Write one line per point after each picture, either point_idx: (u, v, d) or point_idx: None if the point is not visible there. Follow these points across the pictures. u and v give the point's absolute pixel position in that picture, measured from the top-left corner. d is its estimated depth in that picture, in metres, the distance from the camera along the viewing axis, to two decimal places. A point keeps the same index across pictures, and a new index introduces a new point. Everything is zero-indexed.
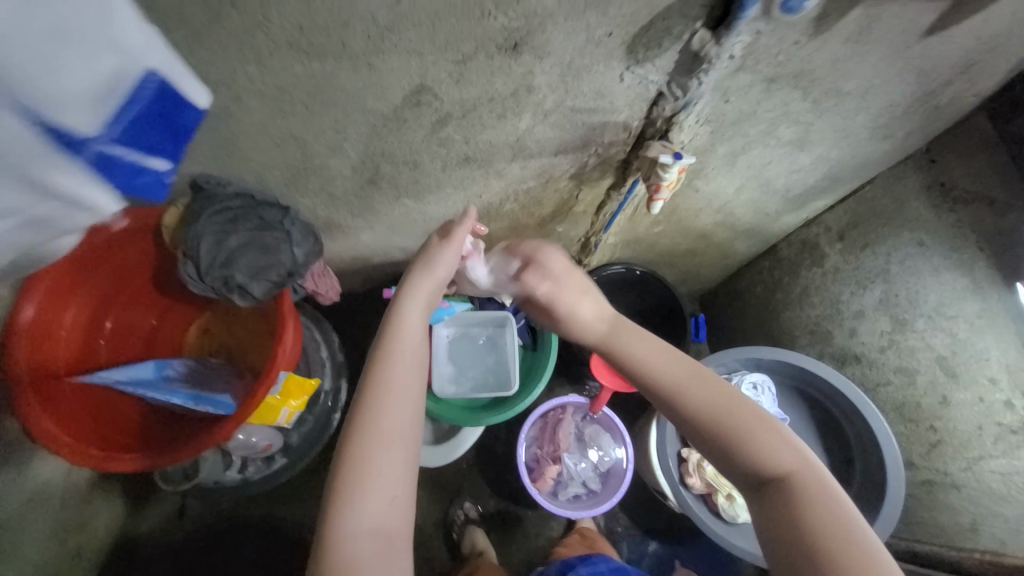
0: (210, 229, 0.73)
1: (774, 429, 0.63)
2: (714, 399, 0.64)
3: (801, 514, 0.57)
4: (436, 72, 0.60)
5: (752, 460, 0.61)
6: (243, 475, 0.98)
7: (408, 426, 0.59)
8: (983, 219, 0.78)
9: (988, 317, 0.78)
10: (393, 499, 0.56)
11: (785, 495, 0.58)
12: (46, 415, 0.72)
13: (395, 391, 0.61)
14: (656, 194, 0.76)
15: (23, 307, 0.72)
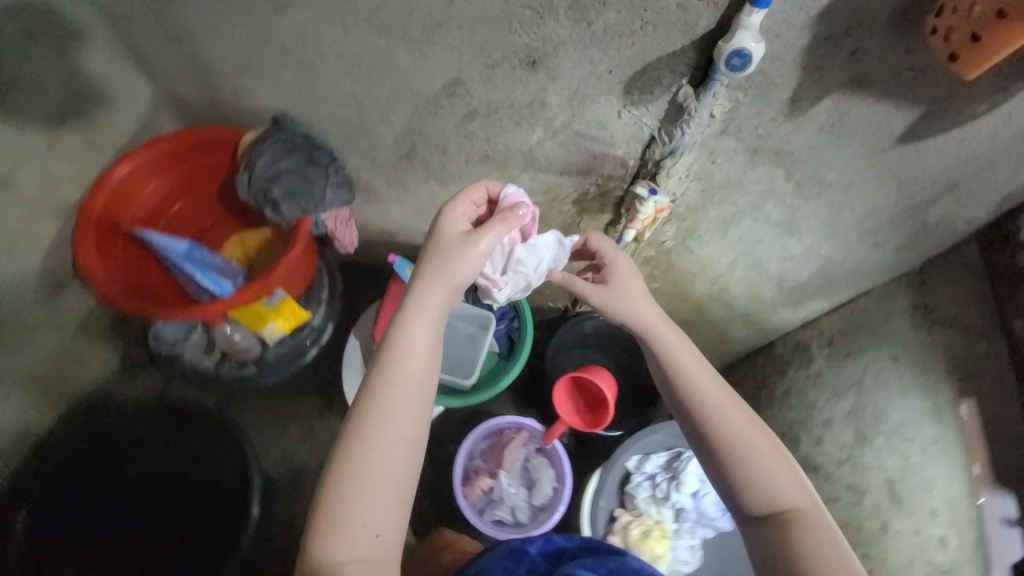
0: (269, 151, 0.90)
1: (777, 462, 0.63)
2: (728, 421, 0.64)
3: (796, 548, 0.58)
4: (470, 70, 0.74)
5: (756, 490, 0.62)
6: (217, 368, 1.12)
7: (394, 461, 0.59)
8: (956, 344, 0.78)
9: (942, 445, 0.77)
10: (379, 532, 0.58)
11: (784, 529, 0.60)
12: (91, 249, 0.91)
13: (394, 411, 0.60)
14: (632, 224, 0.88)
15: (118, 166, 0.92)
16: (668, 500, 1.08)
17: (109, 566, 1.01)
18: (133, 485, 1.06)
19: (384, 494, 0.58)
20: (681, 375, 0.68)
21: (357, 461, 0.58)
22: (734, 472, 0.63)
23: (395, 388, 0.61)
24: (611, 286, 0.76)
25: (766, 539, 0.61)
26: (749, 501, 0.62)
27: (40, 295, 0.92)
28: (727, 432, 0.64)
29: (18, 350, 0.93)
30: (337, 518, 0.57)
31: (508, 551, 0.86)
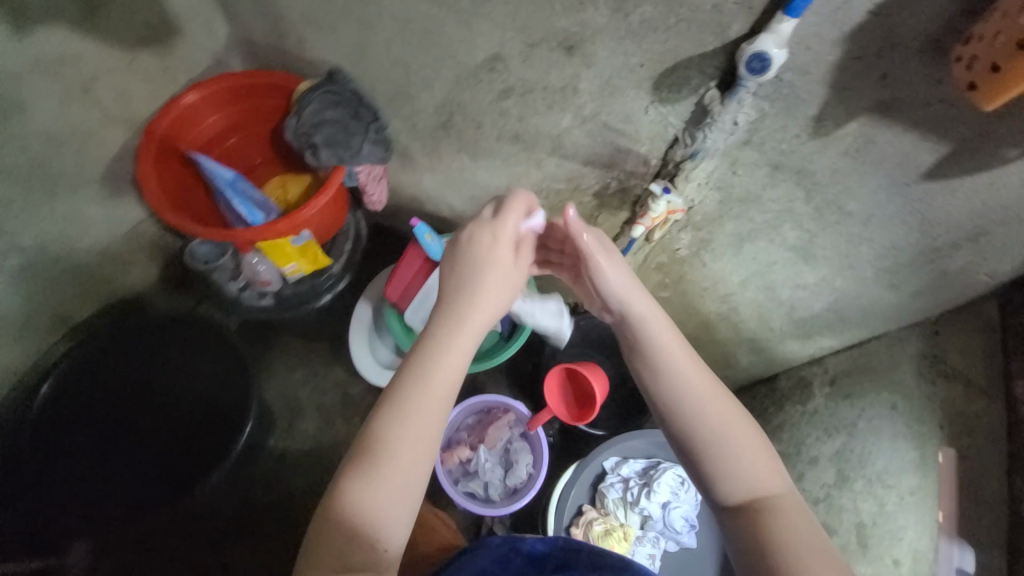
0: (317, 100, 0.97)
1: (762, 458, 0.62)
2: (719, 413, 0.62)
3: (776, 545, 0.57)
4: (511, 48, 0.78)
5: (737, 483, 0.61)
6: (238, 294, 1.20)
7: (410, 469, 0.60)
8: (955, 399, 0.79)
9: (920, 496, 0.78)
10: (389, 545, 0.58)
11: (767, 524, 0.58)
12: (150, 163, 0.99)
13: (410, 429, 0.60)
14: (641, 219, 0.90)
15: (187, 94, 1.01)
16: (637, 505, 1.07)
17: (110, 457, 1.09)
18: (142, 388, 1.14)
19: (393, 507, 0.59)
20: (675, 362, 0.64)
21: (370, 479, 0.58)
22: (718, 463, 0.61)
23: (414, 404, 0.61)
24: (614, 255, 0.70)
25: (746, 534, 0.59)
26: (728, 493, 0.61)
27: (102, 197, 1.02)
28: (718, 424, 0.62)
29: (74, 242, 1.03)
30: (348, 534, 0.57)
31: (495, 555, 0.79)
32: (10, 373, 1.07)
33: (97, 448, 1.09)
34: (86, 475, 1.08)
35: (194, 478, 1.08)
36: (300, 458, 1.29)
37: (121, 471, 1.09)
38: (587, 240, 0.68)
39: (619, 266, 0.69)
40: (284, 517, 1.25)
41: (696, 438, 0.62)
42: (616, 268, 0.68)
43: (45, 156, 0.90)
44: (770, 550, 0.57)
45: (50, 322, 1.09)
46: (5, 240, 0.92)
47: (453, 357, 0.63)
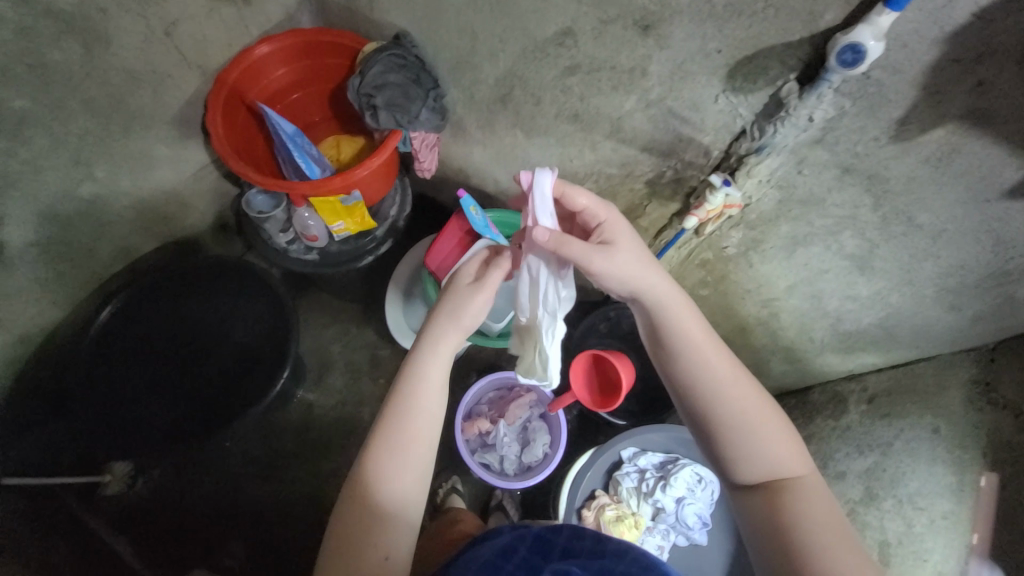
0: (384, 63, 0.99)
1: (776, 437, 0.68)
2: (736, 397, 0.68)
3: (797, 523, 0.63)
4: (584, 23, 0.77)
5: (756, 465, 0.67)
6: (286, 247, 1.21)
7: (406, 482, 0.67)
8: (1003, 428, 0.75)
9: (951, 522, 0.78)
10: (389, 555, 0.64)
11: (785, 501, 0.65)
12: (219, 110, 1.03)
13: (411, 433, 0.68)
14: (695, 210, 0.90)
15: (259, 44, 1.03)
16: (651, 496, 1.08)
17: (155, 385, 1.16)
18: (188, 325, 1.20)
19: (401, 498, 0.66)
20: (695, 349, 0.70)
21: (377, 477, 0.66)
22: (743, 443, 0.67)
23: (415, 412, 0.68)
24: (613, 251, 0.69)
25: (763, 512, 0.66)
26: (747, 471, 0.68)
27: (173, 139, 1.08)
28: (736, 405, 0.68)
29: (141, 179, 1.08)
30: (357, 533, 0.64)
31: (500, 547, 0.78)
32: (73, 298, 1.14)
33: (143, 376, 1.16)
34: (133, 398, 1.15)
35: (233, 416, 1.15)
36: (327, 411, 1.34)
37: (165, 399, 1.16)
38: (583, 247, 0.68)
39: (618, 266, 0.69)
40: (309, 464, 1.31)
41: (715, 420, 0.68)
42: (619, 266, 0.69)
43: (124, 92, 0.94)
44: (789, 526, 0.63)
45: (113, 253, 1.15)
46: (81, 169, 0.97)
47: (440, 368, 0.71)
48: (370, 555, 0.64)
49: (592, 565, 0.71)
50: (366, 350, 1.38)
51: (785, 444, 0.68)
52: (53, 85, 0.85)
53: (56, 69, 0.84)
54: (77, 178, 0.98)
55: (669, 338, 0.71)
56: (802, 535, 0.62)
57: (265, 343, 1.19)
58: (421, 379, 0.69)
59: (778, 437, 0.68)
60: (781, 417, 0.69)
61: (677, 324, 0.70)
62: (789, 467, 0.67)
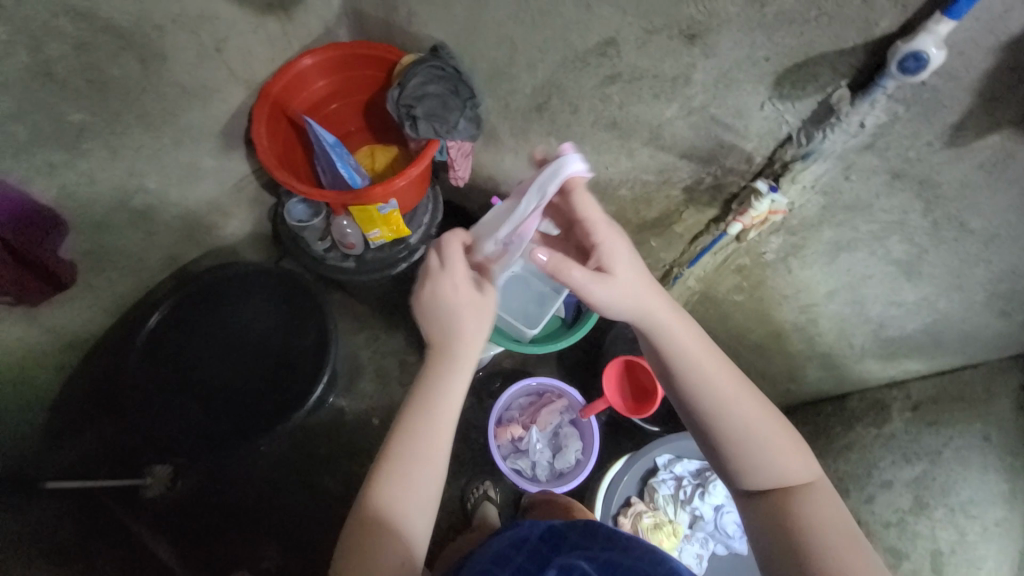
0: (423, 74, 1.01)
1: (784, 444, 0.64)
2: (736, 403, 0.64)
3: (804, 531, 0.59)
4: (628, 33, 0.77)
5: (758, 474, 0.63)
6: (324, 254, 1.24)
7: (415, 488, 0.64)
8: None
9: (1004, 528, 0.81)
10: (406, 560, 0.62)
11: (793, 508, 0.61)
12: (264, 122, 1.06)
13: (423, 457, 0.65)
14: (739, 217, 0.91)
15: (303, 58, 1.06)
16: (689, 504, 1.08)
17: (194, 389, 1.18)
18: (227, 331, 1.22)
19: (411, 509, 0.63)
20: (693, 356, 0.66)
21: (391, 481, 0.64)
22: (745, 453, 0.63)
23: (420, 420, 0.66)
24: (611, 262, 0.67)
25: (769, 519, 0.62)
26: (750, 478, 0.63)
27: (218, 151, 1.11)
28: (737, 412, 0.63)
29: (188, 189, 1.12)
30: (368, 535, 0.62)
31: (510, 541, 0.79)
32: (121, 305, 1.18)
33: (183, 381, 1.18)
34: (172, 402, 1.17)
35: (272, 421, 1.16)
36: (359, 417, 1.36)
37: (204, 402, 1.18)
38: (576, 274, 0.66)
39: (612, 287, 0.66)
40: (344, 469, 1.32)
41: (715, 427, 0.64)
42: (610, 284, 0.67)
43: (177, 106, 0.98)
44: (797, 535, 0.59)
45: (160, 261, 1.19)
46: (135, 180, 1.01)
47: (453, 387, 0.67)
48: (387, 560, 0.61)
49: (598, 557, 0.68)
50: (396, 356, 1.40)
51: (792, 453, 0.63)
52: (113, 100, 0.89)
53: (117, 86, 0.88)
54: (131, 189, 1.01)
55: (665, 347, 0.67)
56: (812, 542, 0.58)
57: (304, 348, 1.21)
58: (429, 400, 0.66)
59: (784, 444, 0.64)
60: (784, 424, 0.65)
61: (668, 330, 0.67)
62: (801, 477, 0.63)
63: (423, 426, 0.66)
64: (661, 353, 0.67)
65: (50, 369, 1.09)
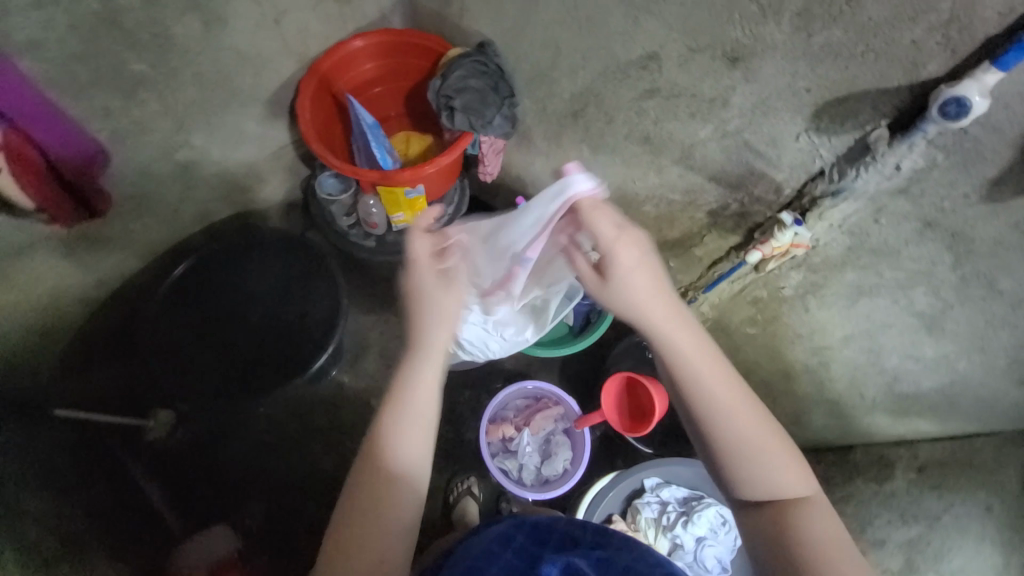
0: (467, 67, 1.03)
1: (779, 455, 0.61)
2: (732, 415, 0.61)
3: (800, 547, 0.57)
4: (671, 49, 0.77)
5: (753, 486, 0.61)
6: (347, 230, 1.26)
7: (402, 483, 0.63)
8: None
9: None
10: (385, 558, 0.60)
11: (788, 524, 0.59)
12: (309, 95, 1.10)
13: (404, 454, 0.64)
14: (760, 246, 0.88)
15: (355, 39, 1.10)
16: (671, 530, 1.06)
17: (206, 342, 1.22)
18: (246, 291, 1.26)
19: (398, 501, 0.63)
20: (692, 364, 0.62)
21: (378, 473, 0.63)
22: (740, 465, 0.61)
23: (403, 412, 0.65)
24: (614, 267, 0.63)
25: (764, 535, 0.60)
26: (746, 488, 0.61)
27: (262, 118, 1.15)
28: (731, 424, 0.61)
29: (229, 151, 1.16)
30: (351, 530, 0.61)
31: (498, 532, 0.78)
32: (150, 252, 1.23)
33: (198, 333, 1.22)
34: (184, 352, 1.21)
35: (277, 383, 1.20)
36: (357, 394, 1.38)
37: (214, 355, 1.22)
38: (583, 263, 0.66)
39: (610, 289, 0.64)
40: (336, 443, 1.34)
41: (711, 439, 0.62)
42: (608, 287, 0.64)
43: (231, 70, 1.02)
44: (791, 553, 0.57)
45: (192, 216, 1.24)
46: (182, 135, 1.06)
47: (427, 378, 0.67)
48: (368, 557, 0.60)
49: (589, 555, 0.71)
50: (401, 340, 1.41)
51: (789, 466, 0.61)
52: (171, 56, 0.93)
53: (177, 43, 0.92)
54: (176, 143, 1.06)
55: (663, 352, 0.63)
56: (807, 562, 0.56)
57: (316, 318, 1.25)
58: (407, 395, 0.66)
59: (781, 458, 0.61)
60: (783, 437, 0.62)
61: (666, 334, 0.63)
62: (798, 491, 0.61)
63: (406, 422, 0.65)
64: (659, 357, 0.64)
65: (76, 303, 1.14)
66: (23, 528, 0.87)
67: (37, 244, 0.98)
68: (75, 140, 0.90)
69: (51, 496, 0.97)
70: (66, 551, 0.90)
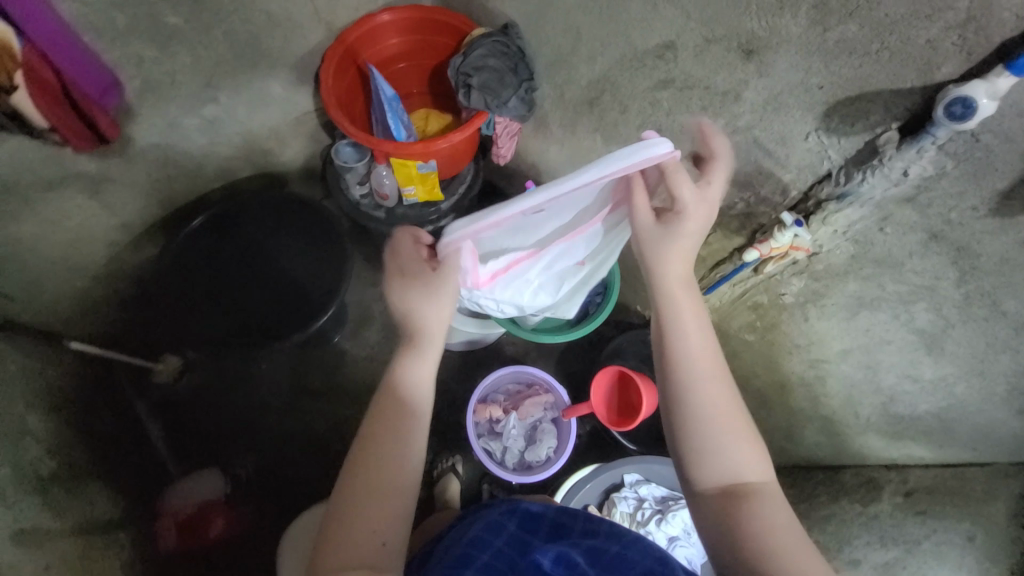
0: (488, 46, 1.02)
1: (745, 443, 0.63)
2: (715, 392, 0.63)
3: (756, 527, 0.58)
4: (688, 39, 0.77)
5: (718, 467, 0.62)
6: (358, 200, 1.29)
7: (402, 468, 0.66)
8: None
9: None
10: (386, 541, 0.62)
11: (747, 507, 0.59)
12: (334, 64, 1.12)
13: (398, 445, 0.67)
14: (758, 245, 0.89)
15: (383, 13, 1.12)
16: (644, 527, 1.05)
17: (217, 296, 1.27)
18: (259, 250, 1.30)
19: (394, 482, 0.65)
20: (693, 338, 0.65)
21: (371, 463, 0.65)
22: (709, 444, 0.62)
23: (401, 400, 0.69)
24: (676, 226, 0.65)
25: (722, 519, 0.60)
26: (714, 469, 0.62)
27: (288, 83, 1.18)
28: (711, 400, 0.63)
29: (255, 113, 1.20)
30: (347, 516, 0.62)
31: (488, 521, 0.77)
32: (173, 202, 1.28)
33: (209, 287, 1.27)
34: (192, 304, 1.25)
35: (273, 339, 1.22)
36: (355, 362, 1.39)
37: (221, 309, 1.26)
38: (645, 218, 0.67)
39: (651, 242, 0.67)
40: (326, 407, 1.35)
41: (691, 415, 0.63)
42: (649, 237, 0.67)
43: (262, 32, 1.06)
44: (745, 531, 0.58)
45: (214, 173, 1.28)
46: (210, 91, 1.10)
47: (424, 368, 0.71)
48: (367, 538, 0.61)
49: (582, 545, 0.70)
50: None
51: (753, 453, 0.63)
52: (205, 12, 0.97)
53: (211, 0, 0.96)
54: (204, 98, 1.10)
55: (666, 324, 0.66)
56: (759, 542, 0.57)
57: (321, 280, 1.27)
58: (405, 386, 0.70)
59: (747, 445, 0.63)
60: (750, 426, 0.64)
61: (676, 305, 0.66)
62: (756, 477, 0.62)
63: (389, 425, 0.67)
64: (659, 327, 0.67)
65: (102, 244, 1.20)
66: (24, 447, 0.94)
67: (67, 180, 1.05)
68: (92, 70, 0.92)
69: (55, 422, 1.03)
70: (62, 474, 0.99)
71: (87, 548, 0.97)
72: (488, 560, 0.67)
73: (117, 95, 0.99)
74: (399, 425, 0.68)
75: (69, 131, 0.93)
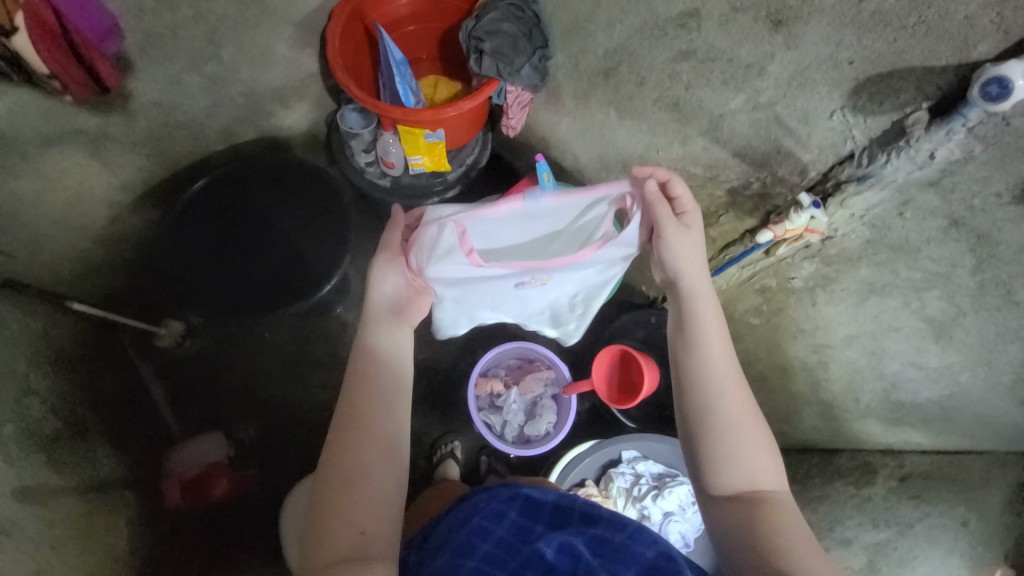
0: (502, 9, 0.97)
1: (760, 449, 0.66)
2: (732, 395, 0.66)
3: (771, 532, 0.60)
4: (713, 7, 0.74)
5: (735, 470, 0.64)
6: (364, 168, 1.26)
7: (376, 452, 0.66)
8: None
9: None
10: (365, 529, 0.62)
11: (760, 509, 0.62)
12: (341, 25, 1.08)
13: (372, 432, 0.67)
14: (773, 226, 0.88)
15: None
16: (640, 501, 1.07)
17: (218, 260, 1.24)
18: (261, 214, 1.28)
19: (368, 468, 0.65)
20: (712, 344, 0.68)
21: (345, 451, 0.66)
22: (727, 446, 0.65)
23: (370, 386, 0.70)
24: (690, 234, 0.70)
25: (738, 521, 0.62)
26: (730, 471, 0.64)
27: (292, 41, 1.14)
28: (729, 404, 0.66)
29: (258, 73, 1.16)
30: (326, 508, 0.63)
31: (489, 508, 0.76)
32: (175, 164, 1.25)
33: (211, 251, 1.25)
34: (195, 269, 1.23)
35: (277, 306, 1.22)
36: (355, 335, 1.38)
37: (223, 271, 1.24)
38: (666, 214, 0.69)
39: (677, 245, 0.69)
40: (325, 379, 1.35)
41: (710, 416, 0.66)
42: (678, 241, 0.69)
43: None
44: (762, 535, 0.60)
45: (215, 134, 1.24)
46: (212, 47, 1.06)
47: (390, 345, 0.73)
48: (346, 528, 0.62)
49: (584, 533, 0.72)
50: None
51: (766, 459, 0.66)
52: None
53: None
54: (207, 55, 1.07)
55: (688, 326, 0.70)
56: (776, 545, 0.59)
57: (326, 248, 1.26)
58: (375, 370, 0.71)
59: (762, 452, 0.66)
60: (764, 432, 0.67)
61: (698, 310, 0.70)
62: (769, 483, 0.65)
63: (357, 427, 0.67)
64: (682, 330, 0.70)
65: (103, 203, 1.17)
66: (28, 404, 0.95)
67: (66, 135, 1.03)
68: (91, 12, 0.89)
69: (57, 383, 1.04)
70: (66, 432, 1.00)
71: (89, 506, 0.99)
72: (490, 548, 0.70)
73: (118, 41, 0.98)
74: (366, 418, 0.68)
75: (72, 79, 0.91)
